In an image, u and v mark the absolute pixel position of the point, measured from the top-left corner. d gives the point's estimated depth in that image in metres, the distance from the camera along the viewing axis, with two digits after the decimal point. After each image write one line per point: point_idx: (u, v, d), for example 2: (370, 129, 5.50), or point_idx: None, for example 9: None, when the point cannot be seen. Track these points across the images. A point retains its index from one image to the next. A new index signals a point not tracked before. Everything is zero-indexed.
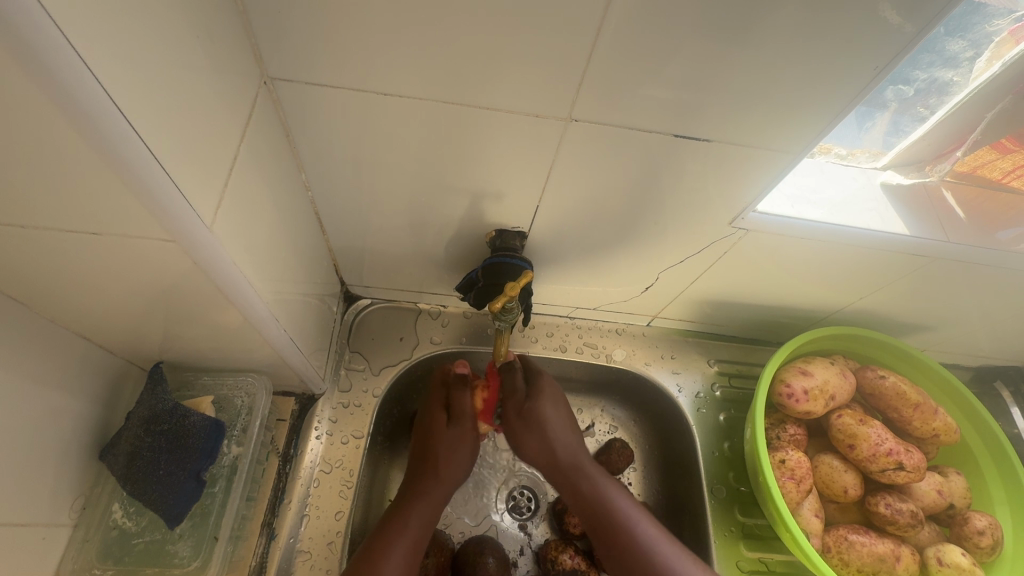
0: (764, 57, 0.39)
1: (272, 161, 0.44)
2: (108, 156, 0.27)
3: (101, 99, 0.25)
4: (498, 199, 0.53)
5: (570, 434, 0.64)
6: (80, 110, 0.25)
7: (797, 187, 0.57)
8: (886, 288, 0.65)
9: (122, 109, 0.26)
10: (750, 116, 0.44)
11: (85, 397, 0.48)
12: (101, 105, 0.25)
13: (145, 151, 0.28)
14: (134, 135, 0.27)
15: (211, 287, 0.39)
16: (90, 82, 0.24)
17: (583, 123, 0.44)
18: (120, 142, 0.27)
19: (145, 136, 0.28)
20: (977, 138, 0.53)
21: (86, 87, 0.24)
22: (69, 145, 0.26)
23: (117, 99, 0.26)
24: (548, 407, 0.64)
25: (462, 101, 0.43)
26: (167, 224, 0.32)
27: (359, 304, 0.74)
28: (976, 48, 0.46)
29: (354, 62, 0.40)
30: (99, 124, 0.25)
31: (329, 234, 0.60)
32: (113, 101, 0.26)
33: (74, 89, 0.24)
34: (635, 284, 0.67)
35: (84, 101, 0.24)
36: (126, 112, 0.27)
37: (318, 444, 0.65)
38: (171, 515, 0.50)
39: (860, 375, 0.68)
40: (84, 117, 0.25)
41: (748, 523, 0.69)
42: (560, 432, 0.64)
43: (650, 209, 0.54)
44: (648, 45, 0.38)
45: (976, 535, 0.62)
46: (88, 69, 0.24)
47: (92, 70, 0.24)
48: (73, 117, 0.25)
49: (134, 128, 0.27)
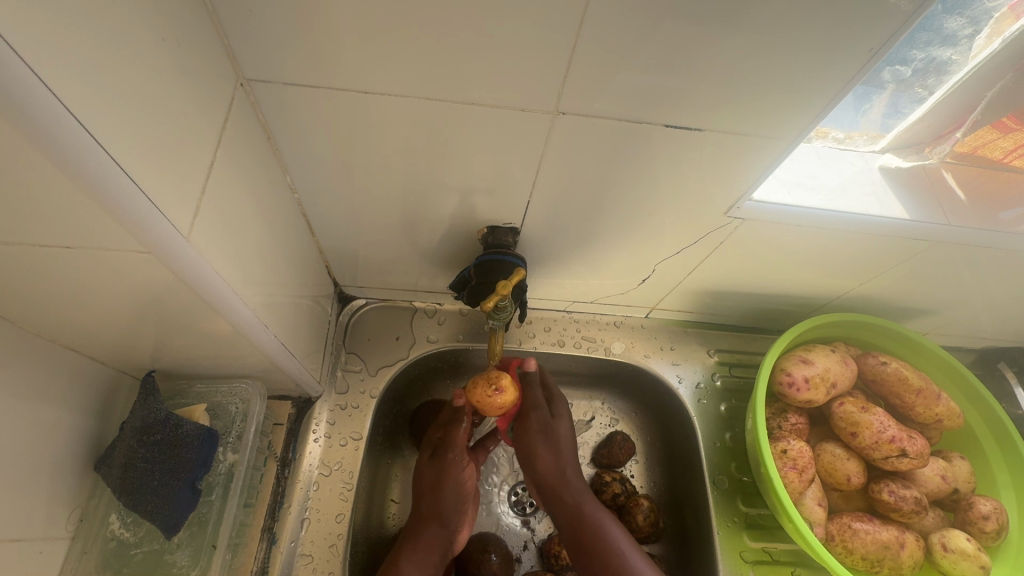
0: (753, 44, 0.38)
1: (254, 164, 0.43)
2: (74, 172, 0.26)
3: (55, 109, 0.24)
4: (488, 195, 0.52)
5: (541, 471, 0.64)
6: (34, 121, 0.24)
7: (794, 174, 0.56)
8: (887, 273, 0.64)
9: (80, 117, 0.25)
10: (741, 103, 0.42)
11: (77, 410, 0.47)
12: (55, 115, 0.24)
13: (108, 159, 0.27)
14: (95, 144, 0.26)
15: (194, 296, 0.38)
16: (49, 100, 0.24)
17: (570, 115, 0.43)
18: (88, 159, 0.26)
19: (107, 144, 0.27)
20: (977, 118, 0.52)
21: (39, 97, 0.23)
22: (34, 164, 0.25)
23: (77, 110, 0.25)
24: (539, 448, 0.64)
25: (446, 97, 0.42)
26: (139, 234, 0.31)
27: (353, 305, 0.73)
28: (976, 24, 0.44)
29: (332, 61, 0.39)
30: (54, 134, 0.24)
31: (319, 236, 0.59)
32: (74, 116, 0.25)
33: (23, 100, 0.23)
34: (631, 276, 0.66)
35: (41, 118, 0.24)
36: (84, 121, 0.26)
37: (317, 446, 0.64)
38: (168, 525, 0.49)
39: (861, 361, 0.67)
40: (39, 128, 0.24)
41: (751, 513, 0.69)
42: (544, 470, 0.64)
43: (645, 200, 0.53)
44: (632, 32, 0.37)
45: (982, 520, 0.61)
46: (40, 80, 0.23)
47: (41, 78, 0.23)
48: (25, 129, 0.24)
49: (95, 138, 0.26)
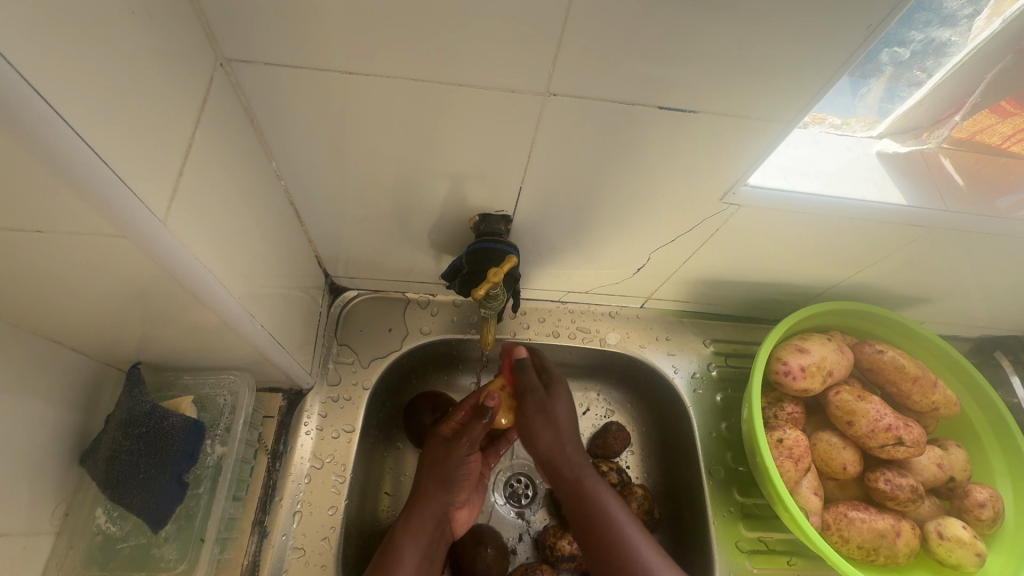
0: (751, 21, 0.37)
1: (237, 149, 0.42)
2: (45, 157, 0.25)
3: (20, 85, 0.23)
4: (479, 181, 0.51)
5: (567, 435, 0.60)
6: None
7: (790, 159, 0.55)
8: (884, 261, 0.64)
9: (46, 95, 0.24)
10: (737, 86, 0.42)
11: (60, 403, 0.46)
12: (20, 94, 0.23)
13: (79, 140, 0.26)
14: (64, 123, 0.25)
15: (176, 285, 0.37)
16: (15, 80, 0.23)
17: (561, 99, 0.42)
18: (60, 143, 0.25)
19: (81, 128, 0.26)
20: (976, 101, 0.51)
21: (2, 72, 0.22)
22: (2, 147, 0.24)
23: (45, 90, 0.24)
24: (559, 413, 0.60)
25: (434, 79, 0.40)
26: (115, 220, 0.30)
27: (345, 296, 0.72)
28: (976, 4, 0.44)
29: (315, 41, 0.38)
30: (21, 113, 0.23)
31: (308, 225, 0.58)
32: (43, 98, 0.24)
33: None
34: (626, 265, 0.66)
35: (9, 100, 0.23)
36: (51, 100, 0.24)
37: (308, 439, 0.64)
38: (155, 519, 0.49)
39: (858, 350, 0.67)
40: (3, 106, 0.23)
41: (747, 503, 0.69)
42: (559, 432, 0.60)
43: (639, 186, 0.52)
44: (625, 11, 0.36)
45: (977, 508, 0.61)
46: (5, 58, 0.22)
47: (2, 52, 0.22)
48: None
49: (64, 117, 0.25)
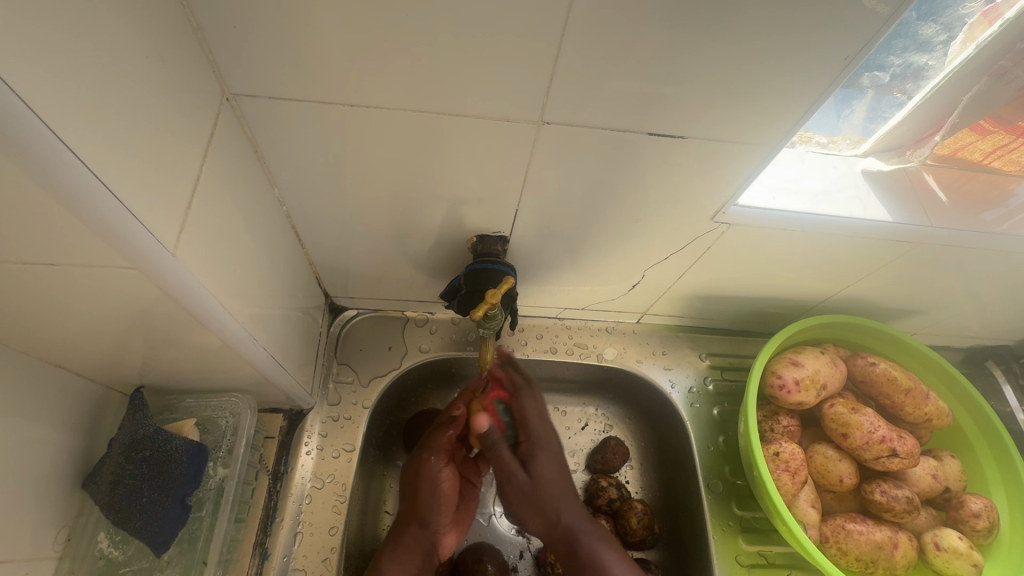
0: (734, 51, 0.38)
1: (241, 178, 0.43)
2: (61, 195, 0.26)
3: (38, 127, 0.24)
4: (476, 204, 0.52)
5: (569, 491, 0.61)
6: (18, 141, 0.23)
7: (778, 178, 0.57)
8: (873, 275, 0.65)
9: (63, 136, 0.25)
10: (723, 111, 0.43)
11: (64, 428, 0.47)
12: (40, 136, 0.24)
13: (93, 178, 0.27)
14: (79, 162, 0.26)
15: (182, 311, 0.38)
16: (38, 125, 0.24)
17: (554, 125, 0.44)
18: (77, 181, 0.26)
19: (96, 167, 0.27)
20: (955, 121, 0.53)
21: (25, 119, 0.23)
22: (20, 186, 0.25)
23: (64, 133, 0.25)
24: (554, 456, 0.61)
25: (432, 109, 0.42)
26: (124, 250, 0.31)
27: (344, 316, 0.73)
28: (950, 31, 0.45)
29: (318, 75, 0.39)
30: (41, 155, 0.24)
31: (308, 247, 0.59)
32: (62, 140, 0.25)
33: (7, 122, 0.23)
34: (622, 281, 0.67)
35: (30, 144, 0.24)
36: (68, 141, 0.25)
37: (309, 459, 0.64)
38: (157, 542, 0.49)
39: (850, 362, 0.68)
40: (24, 149, 0.24)
41: (746, 517, 0.69)
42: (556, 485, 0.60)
43: (632, 207, 0.54)
44: (614, 44, 0.38)
45: (972, 518, 0.62)
46: (28, 106, 0.23)
47: (25, 100, 0.23)
48: (9, 149, 0.23)
49: (80, 156, 0.26)
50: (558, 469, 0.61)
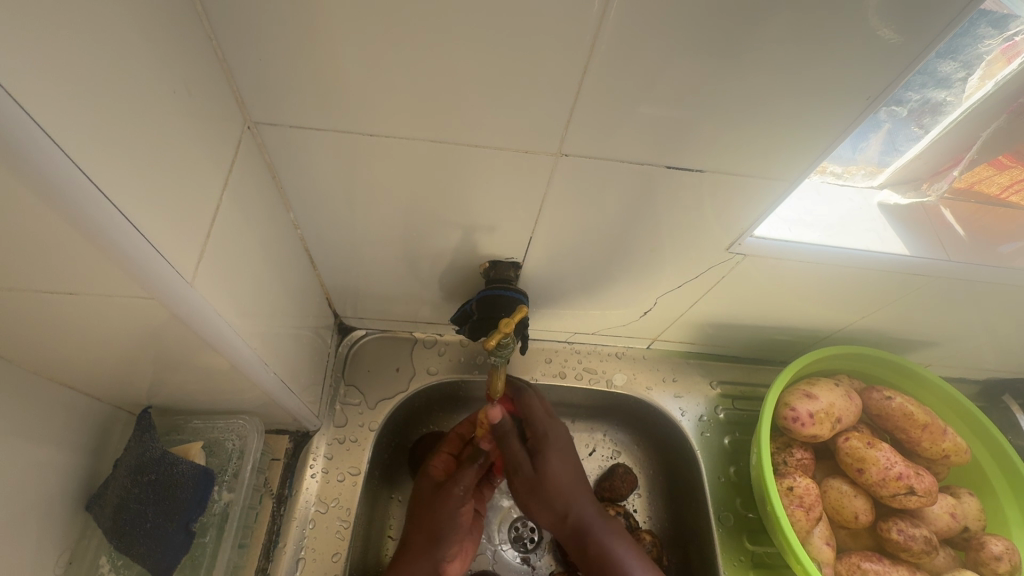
0: (751, 86, 0.39)
1: (259, 202, 0.44)
2: (89, 233, 0.27)
3: (70, 168, 0.24)
4: (490, 231, 0.52)
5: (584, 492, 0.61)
6: (51, 183, 0.24)
7: (794, 210, 0.57)
8: (889, 307, 0.64)
9: (93, 175, 0.26)
10: (741, 144, 0.43)
11: (70, 449, 0.46)
12: (76, 182, 0.25)
13: (121, 217, 0.28)
14: (109, 203, 0.27)
15: (194, 336, 0.38)
16: (75, 172, 0.25)
17: (572, 156, 0.44)
18: (104, 219, 0.27)
19: (123, 204, 0.28)
20: (973, 157, 0.53)
21: (63, 167, 0.24)
22: (51, 223, 0.26)
23: (95, 173, 0.26)
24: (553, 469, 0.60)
25: (449, 139, 0.42)
26: (143, 282, 0.31)
27: (353, 336, 0.72)
28: (969, 68, 0.45)
29: (339, 105, 0.40)
30: (75, 200, 0.25)
31: (321, 269, 0.59)
32: (95, 183, 0.26)
33: (49, 172, 0.24)
34: (634, 307, 0.66)
35: (65, 188, 0.24)
36: (100, 184, 0.26)
37: (314, 482, 0.63)
38: (159, 569, 0.48)
39: (866, 396, 0.67)
40: (60, 195, 0.24)
41: (757, 552, 0.67)
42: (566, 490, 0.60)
43: (645, 235, 0.53)
44: (632, 78, 0.38)
45: (993, 560, 0.60)
46: (66, 154, 0.24)
47: (65, 151, 0.24)
48: (41, 191, 0.24)
49: (110, 197, 0.27)
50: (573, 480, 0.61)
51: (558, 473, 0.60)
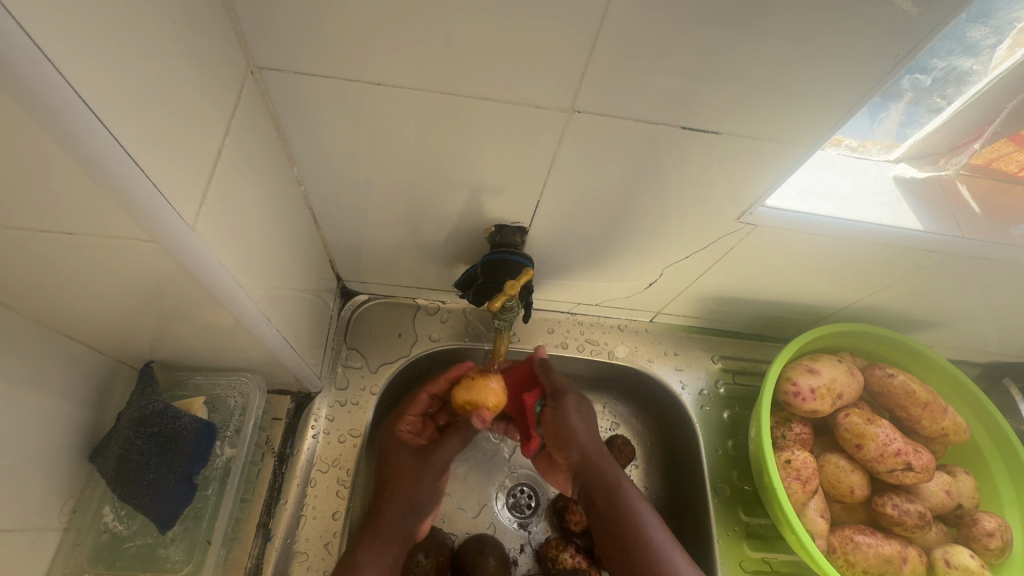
0: (774, 48, 0.37)
1: (262, 155, 0.43)
2: (94, 172, 0.26)
3: (77, 105, 0.24)
4: (497, 193, 0.51)
5: (602, 448, 0.59)
6: (58, 119, 0.23)
7: (807, 180, 0.55)
8: (897, 285, 0.64)
9: (100, 114, 0.25)
10: (761, 108, 0.42)
11: (73, 400, 0.46)
12: (83, 120, 0.24)
13: (128, 158, 0.27)
14: (117, 143, 0.26)
15: (196, 287, 0.38)
16: (82, 108, 0.24)
17: (586, 115, 0.42)
18: (109, 158, 0.26)
19: (128, 145, 0.27)
20: (996, 130, 0.51)
21: (70, 102, 0.23)
22: (53, 159, 0.25)
23: (100, 110, 0.25)
24: (574, 418, 0.61)
25: (460, 93, 0.41)
26: (148, 227, 0.30)
27: (356, 300, 0.72)
28: (999, 34, 0.43)
29: (346, 53, 0.38)
30: (82, 137, 0.25)
31: (323, 228, 0.58)
32: (102, 122, 0.25)
33: (56, 105, 0.23)
34: (638, 279, 0.65)
35: (70, 124, 0.24)
36: (107, 123, 0.25)
37: (315, 442, 0.64)
38: (161, 519, 0.49)
39: (869, 373, 0.67)
40: (66, 131, 0.24)
41: (752, 523, 0.69)
42: (587, 437, 0.60)
43: (655, 203, 0.52)
44: (653, 34, 0.36)
45: (985, 537, 0.61)
46: (75, 90, 0.23)
47: (74, 87, 0.23)
48: (49, 127, 0.24)
49: (118, 138, 0.26)
50: (592, 431, 0.60)
51: (579, 423, 0.60)
